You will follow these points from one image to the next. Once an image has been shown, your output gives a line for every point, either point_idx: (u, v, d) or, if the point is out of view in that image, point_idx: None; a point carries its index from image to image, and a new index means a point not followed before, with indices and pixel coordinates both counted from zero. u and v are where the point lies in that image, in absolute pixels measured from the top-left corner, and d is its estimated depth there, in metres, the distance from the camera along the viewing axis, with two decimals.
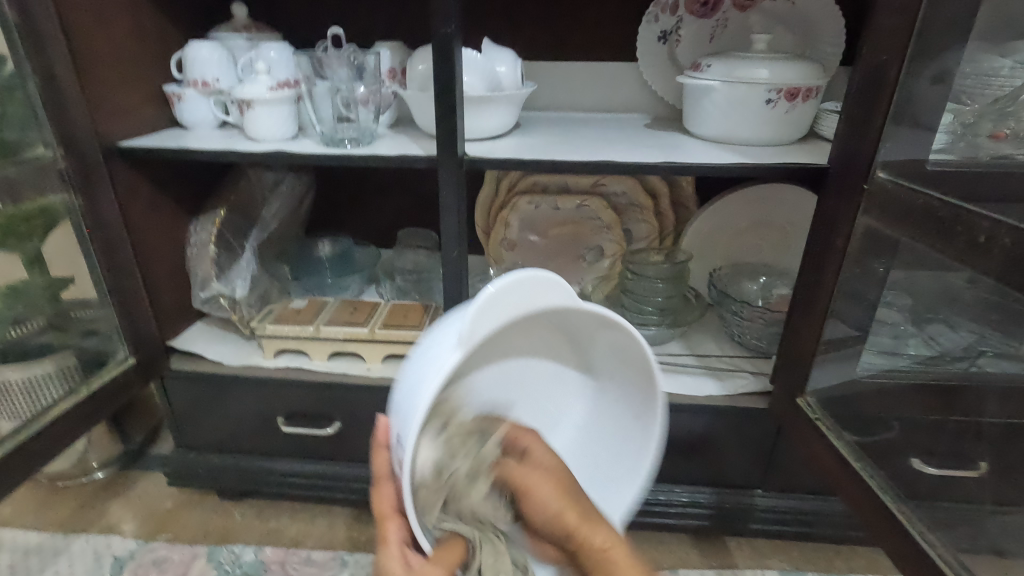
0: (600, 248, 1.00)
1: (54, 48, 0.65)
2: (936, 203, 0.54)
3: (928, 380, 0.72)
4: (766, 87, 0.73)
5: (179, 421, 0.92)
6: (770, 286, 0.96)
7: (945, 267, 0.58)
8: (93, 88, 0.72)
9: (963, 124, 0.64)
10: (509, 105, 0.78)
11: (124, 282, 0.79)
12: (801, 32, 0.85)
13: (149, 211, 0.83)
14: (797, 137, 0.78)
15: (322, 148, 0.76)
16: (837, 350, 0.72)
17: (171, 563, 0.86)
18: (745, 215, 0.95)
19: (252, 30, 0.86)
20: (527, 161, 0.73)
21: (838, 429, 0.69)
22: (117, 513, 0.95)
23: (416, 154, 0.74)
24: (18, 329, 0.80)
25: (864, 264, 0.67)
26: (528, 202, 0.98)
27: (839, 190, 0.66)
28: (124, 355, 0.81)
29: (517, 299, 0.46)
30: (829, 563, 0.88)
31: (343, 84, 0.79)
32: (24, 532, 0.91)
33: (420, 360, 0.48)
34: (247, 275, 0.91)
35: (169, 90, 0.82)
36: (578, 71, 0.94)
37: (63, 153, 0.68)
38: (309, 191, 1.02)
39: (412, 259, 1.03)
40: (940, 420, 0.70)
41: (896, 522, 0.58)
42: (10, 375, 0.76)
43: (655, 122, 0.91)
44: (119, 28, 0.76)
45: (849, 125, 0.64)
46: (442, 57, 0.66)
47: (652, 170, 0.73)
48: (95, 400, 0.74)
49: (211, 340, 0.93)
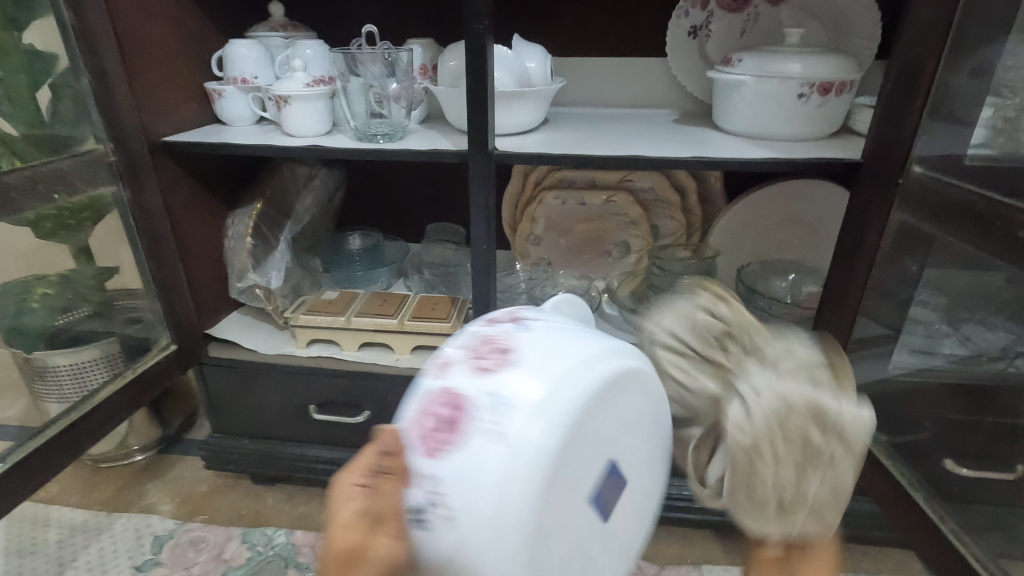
0: (625, 244, 1.01)
1: (106, 47, 0.69)
2: (973, 197, 0.53)
3: (964, 380, 0.69)
4: (799, 82, 0.72)
5: (215, 407, 0.96)
6: (798, 284, 0.94)
7: (984, 264, 0.57)
8: (141, 86, 0.75)
9: (1003, 120, 0.61)
10: (538, 101, 0.79)
11: (167, 270, 0.81)
12: (835, 26, 0.84)
13: (189, 203, 0.86)
14: (829, 132, 0.77)
15: (355, 143, 0.78)
16: (872, 348, 0.74)
17: (207, 543, 0.90)
18: (775, 212, 0.94)
19: (289, 28, 0.88)
20: (556, 155, 0.73)
21: (869, 427, 0.68)
22: (156, 494, 0.99)
23: (446, 149, 0.76)
24: (66, 316, 0.85)
25: (898, 261, 0.66)
26: (554, 198, 0.99)
27: (872, 186, 0.65)
28: (167, 343, 0.84)
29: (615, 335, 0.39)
30: (856, 563, 0.86)
31: (376, 81, 0.81)
32: (70, 510, 0.96)
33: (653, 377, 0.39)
34: (282, 267, 0.93)
35: (210, 87, 0.84)
36: (606, 66, 0.94)
37: (113, 147, 0.72)
38: (339, 186, 1.06)
39: (440, 253, 1.06)
40: (974, 421, 0.67)
41: (928, 522, 0.58)
42: (58, 360, 0.83)
43: (683, 118, 0.91)
44: (164, 27, 0.79)
45: (882, 118, 0.63)
46: (474, 53, 0.68)
47: (681, 165, 0.73)
48: (139, 383, 0.77)
49: (246, 329, 0.95)
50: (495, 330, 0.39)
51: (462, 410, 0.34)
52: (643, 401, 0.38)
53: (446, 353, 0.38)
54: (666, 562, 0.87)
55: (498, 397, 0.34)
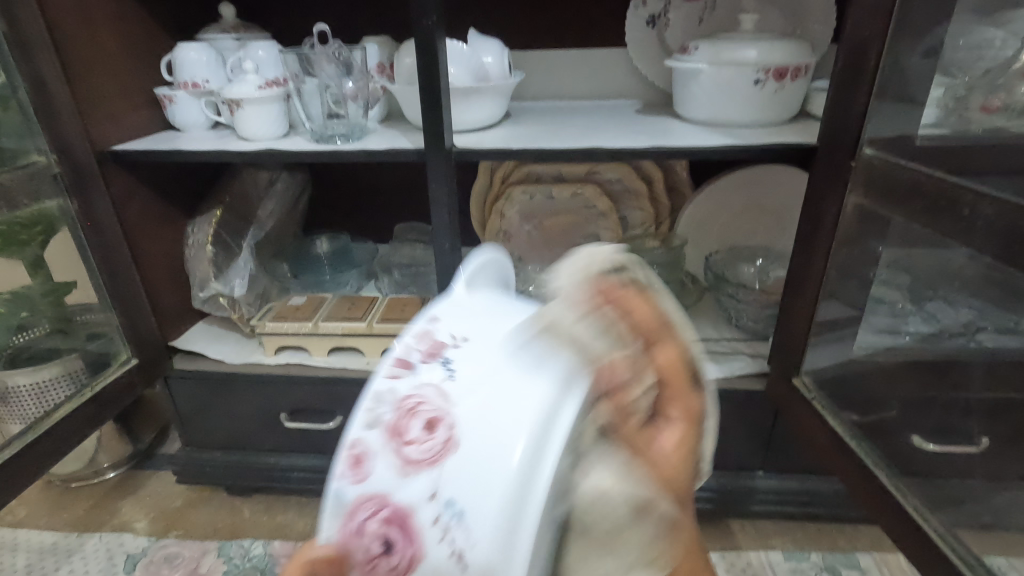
0: (596, 236, 0.99)
1: (43, 56, 0.66)
2: (922, 177, 0.54)
3: (925, 356, 0.72)
4: (753, 68, 0.73)
5: (184, 419, 0.94)
6: (766, 269, 0.96)
7: (937, 242, 0.58)
8: (84, 95, 0.73)
9: (954, 98, 0.64)
10: (497, 96, 0.78)
11: (122, 283, 0.79)
12: (790, 10, 0.85)
13: (144, 212, 0.84)
14: (788, 117, 0.78)
15: (312, 145, 0.77)
16: (828, 332, 0.72)
17: (182, 559, 0.88)
18: (740, 199, 0.95)
19: (241, 30, 0.86)
20: (516, 150, 0.73)
21: (835, 408, 0.69)
22: (129, 511, 0.97)
23: (405, 148, 0.75)
24: (23, 335, 0.83)
25: (859, 243, 0.67)
26: (522, 192, 0.98)
27: (826, 170, 0.65)
28: (127, 357, 0.81)
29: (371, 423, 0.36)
30: (833, 542, 0.88)
31: (332, 81, 0.80)
32: (39, 533, 0.93)
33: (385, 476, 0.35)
34: (245, 275, 0.91)
35: (160, 94, 0.82)
36: (567, 58, 0.94)
37: (56, 159, 0.69)
38: (302, 189, 1.03)
39: (409, 252, 1.04)
40: (933, 396, 0.71)
41: (891, 499, 0.58)
42: (19, 380, 0.80)
43: (646, 107, 0.90)
44: (107, 33, 0.77)
45: (834, 101, 0.63)
46: (426, 49, 0.66)
47: (641, 155, 0.73)
48: (101, 401, 0.75)
49: (212, 339, 0.94)
50: (415, 388, 0.36)
51: (403, 525, 0.34)
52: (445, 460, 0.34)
53: (356, 441, 0.36)
54: None
55: (448, 503, 0.33)
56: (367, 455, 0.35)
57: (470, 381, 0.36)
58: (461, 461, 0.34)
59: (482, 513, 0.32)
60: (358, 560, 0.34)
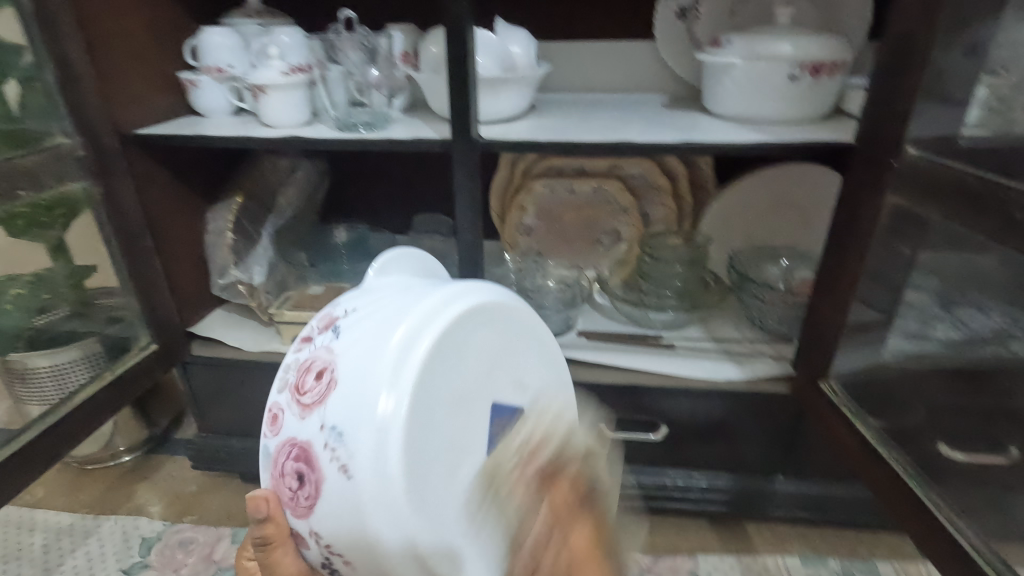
0: (615, 232, 0.99)
1: (69, 37, 0.65)
2: (970, 179, 0.52)
3: (956, 362, 0.71)
4: (788, 63, 0.71)
5: (201, 405, 0.94)
6: (792, 270, 0.93)
7: (977, 245, 0.56)
8: (108, 78, 0.73)
9: (998, 99, 0.60)
10: (523, 87, 0.76)
11: (144, 267, 0.79)
12: (824, 5, 0.82)
13: (167, 198, 0.84)
14: (822, 114, 0.75)
15: (335, 133, 0.76)
16: (864, 334, 0.71)
17: (196, 544, 0.88)
18: (768, 198, 0.93)
19: (265, 15, 0.86)
20: (541, 142, 0.71)
21: (863, 413, 0.67)
22: (144, 495, 0.98)
23: (429, 138, 0.73)
24: (44, 317, 0.83)
25: (892, 246, 0.65)
26: (544, 186, 0.97)
27: (863, 171, 0.64)
28: (146, 342, 0.82)
29: (282, 388, 0.42)
30: (851, 548, 0.86)
31: (357, 69, 0.82)
32: (56, 514, 0.94)
33: (298, 430, 0.40)
34: (264, 262, 0.92)
35: (184, 78, 0.82)
36: (593, 50, 0.92)
37: (82, 142, 0.69)
38: (322, 178, 1.04)
39: (428, 244, 1.02)
40: (969, 403, 0.69)
41: (921, 508, 0.57)
42: (39, 361, 0.80)
43: (673, 102, 0.89)
44: (133, 15, 0.77)
45: (875, 101, 0.61)
46: (454, 38, 0.65)
47: (669, 150, 0.71)
48: (120, 384, 0.75)
49: (230, 326, 0.94)
50: (313, 350, 0.42)
51: (307, 459, 0.39)
52: (338, 408, 0.38)
53: (275, 401, 0.42)
54: (661, 551, 0.86)
55: (333, 430, 0.38)
56: (279, 413, 0.42)
57: (348, 335, 0.40)
58: (336, 397, 0.38)
59: (363, 437, 0.37)
60: (286, 495, 0.41)
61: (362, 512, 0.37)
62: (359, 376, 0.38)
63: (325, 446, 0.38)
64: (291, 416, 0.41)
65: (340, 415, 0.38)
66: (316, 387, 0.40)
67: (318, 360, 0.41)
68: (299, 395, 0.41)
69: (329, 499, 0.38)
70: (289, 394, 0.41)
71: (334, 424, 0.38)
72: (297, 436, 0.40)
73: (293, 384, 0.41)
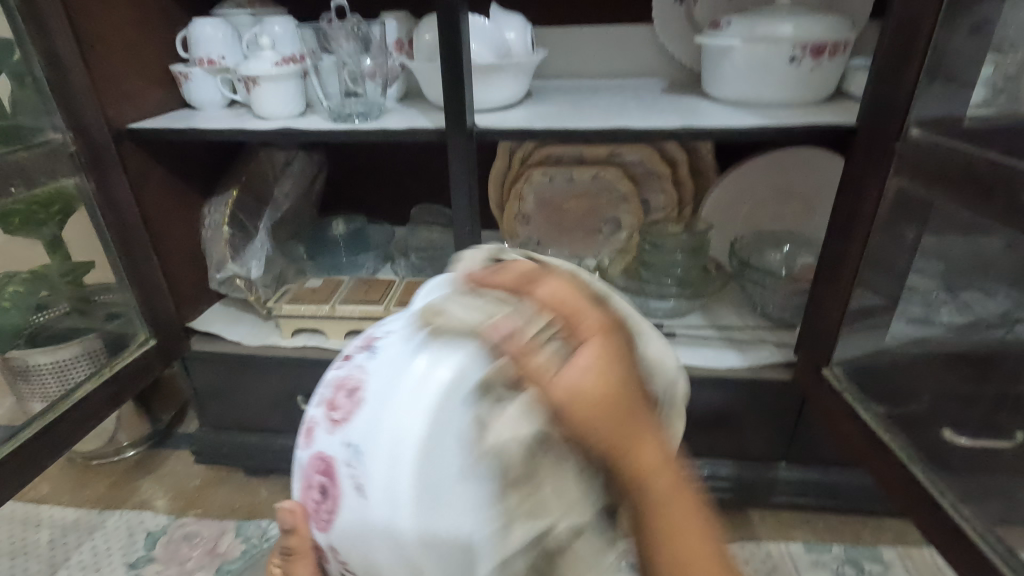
0: (616, 221, 0.97)
1: (57, 29, 0.64)
2: (975, 160, 0.50)
3: (960, 348, 0.70)
4: (789, 44, 0.69)
5: (202, 400, 0.94)
6: (793, 255, 0.93)
7: (982, 228, 0.55)
8: (99, 71, 0.72)
9: (1006, 77, 0.59)
10: (518, 74, 0.75)
11: (141, 263, 0.79)
12: None
13: (163, 192, 0.84)
14: (822, 97, 0.74)
15: (330, 124, 0.75)
16: (865, 320, 0.70)
17: (201, 537, 0.89)
18: (769, 183, 0.92)
19: (256, 6, 0.85)
20: (538, 130, 0.70)
21: (865, 399, 0.67)
22: (149, 489, 0.98)
23: (425, 127, 0.72)
24: (43, 314, 0.82)
25: (894, 230, 0.64)
26: (542, 175, 0.95)
27: (868, 154, 0.62)
28: (145, 338, 0.81)
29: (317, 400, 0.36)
30: (856, 534, 0.86)
31: (350, 58, 0.78)
32: (61, 509, 0.94)
33: (323, 446, 0.34)
34: (261, 256, 0.91)
35: (176, 70, 0.81)
36: (590, 35, 0.91)
37: (73, 137, 0.68)
38: (320, 169, 1.03)
39: (426, 236, 1.01)
40: (976, 389, 0.68)
41: (925, 495, 0.56)
42: (39, 358, 0.78)
43: (672, 87, 0.87)
44: (122, 7, 0.76)
45: (879, 82, 0.60)
46: (447, 25, 0.64)
47: (667, 136, 0.70)
48: (120, 380, 0.75)
49: (229, 321, 0.93)
50: (348, 367, 0.36)
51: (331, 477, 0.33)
52: (365, 430, 0.32)
53: (307, 414, 0.36)
54: None
55: (357, 452, 0.32)
56: (311, 426, 0.35)
57: (387, 353, 0.34)
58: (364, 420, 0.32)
59: (386, 466, 0.31)
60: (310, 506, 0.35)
61: (382, 548, 0.31)
62: (389, 398, 0.32)
63: (350, 474, 0.32)
64: (317, 432, 0.35)
65: (368, 438, 0.32)
66: (346, 404, 0.34)
67: (355, 374, 0.35)
68: (329, 412, 0.35)
69: (345, 525, 0.32)
70: (320, 409, 0.35)
71: (361, 448, 0.32)
72: (324, 454, 0.34)
73: (326, 397, 0.35)
